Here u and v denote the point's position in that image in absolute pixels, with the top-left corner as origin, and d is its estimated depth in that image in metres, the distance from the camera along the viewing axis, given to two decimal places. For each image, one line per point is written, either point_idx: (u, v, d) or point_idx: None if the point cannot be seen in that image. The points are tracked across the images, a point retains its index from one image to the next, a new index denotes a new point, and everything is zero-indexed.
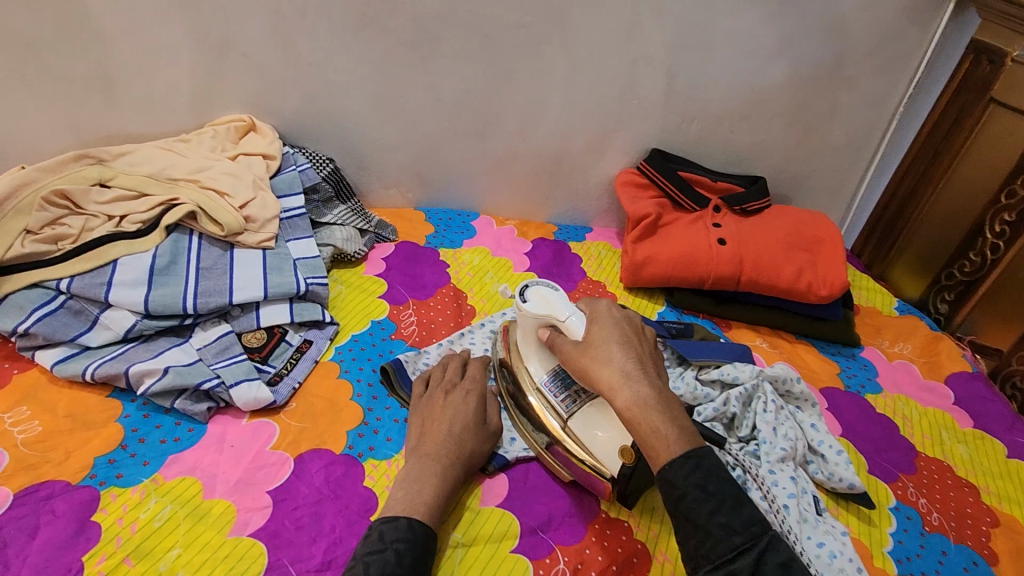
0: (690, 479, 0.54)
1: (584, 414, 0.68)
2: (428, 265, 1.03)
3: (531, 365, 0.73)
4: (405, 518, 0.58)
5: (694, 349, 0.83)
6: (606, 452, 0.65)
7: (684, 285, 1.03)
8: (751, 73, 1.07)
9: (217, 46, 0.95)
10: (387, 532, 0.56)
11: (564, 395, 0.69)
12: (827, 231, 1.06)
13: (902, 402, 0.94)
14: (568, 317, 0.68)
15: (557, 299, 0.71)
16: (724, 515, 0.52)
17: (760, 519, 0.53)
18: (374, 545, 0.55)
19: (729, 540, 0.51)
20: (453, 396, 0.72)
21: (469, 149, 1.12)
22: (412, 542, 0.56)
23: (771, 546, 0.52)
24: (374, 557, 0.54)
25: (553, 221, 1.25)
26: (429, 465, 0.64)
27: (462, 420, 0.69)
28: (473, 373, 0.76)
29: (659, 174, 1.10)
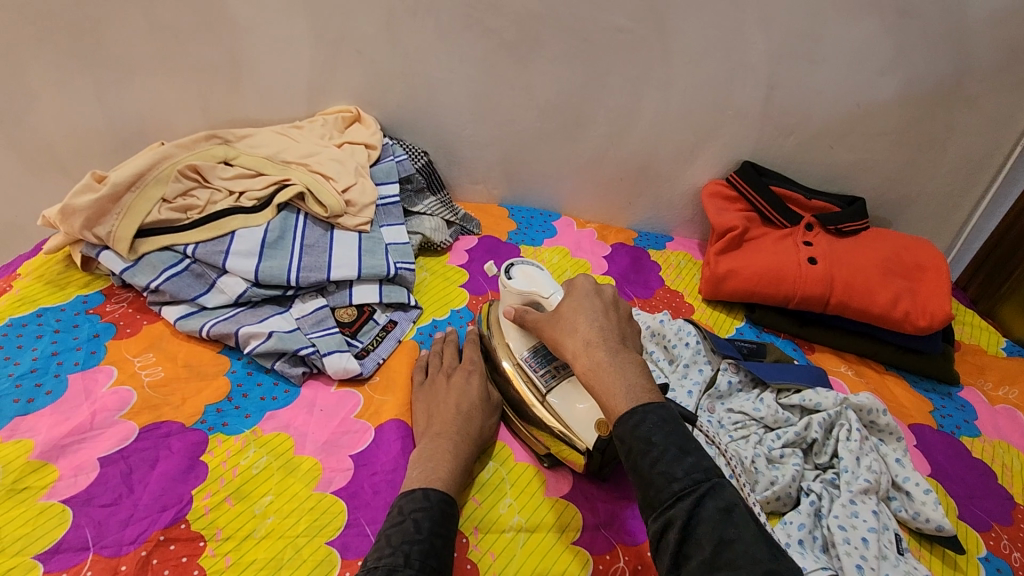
0: (637, 431, 0.52)
1: (560, 389, 0.70)
2: (509, 259, 1.06)
3: (514, 341, 0.76)
4: (421, 489, 0.60)
5: (772, 372, 0.81)
6: (582, 425, 0.68)
7: (767, 302, 1.00)
8: (859, 87, 1.03)
9: (334, 41, 1.03)
10: (405, 505, 0.58)
11: (543, 370, 0.72)
12: (930, 259, 0.99)
13: (1003, 449, 0.87)
14: (550, 293, 0.73)
15: (540, 277, 0.76)
16: (665, 463, 0.50)
17: (706, 467, 0.50)
18: (394, 518, 0.56)
19: (667, 487, 0.49)
20: (454, 378, 0.75)
21: (557, 149, 1.15)
22: (429, 510, 0.57)
23: (712, 493, 0.48)
24: (394, 529, 0.55)
25: (633, 227, 1.25)
26: (442, 442, 0.66)
27: (468, 400, 0.72)
28: (468, 356, 0.79)
29: (749, 187, 1.07)
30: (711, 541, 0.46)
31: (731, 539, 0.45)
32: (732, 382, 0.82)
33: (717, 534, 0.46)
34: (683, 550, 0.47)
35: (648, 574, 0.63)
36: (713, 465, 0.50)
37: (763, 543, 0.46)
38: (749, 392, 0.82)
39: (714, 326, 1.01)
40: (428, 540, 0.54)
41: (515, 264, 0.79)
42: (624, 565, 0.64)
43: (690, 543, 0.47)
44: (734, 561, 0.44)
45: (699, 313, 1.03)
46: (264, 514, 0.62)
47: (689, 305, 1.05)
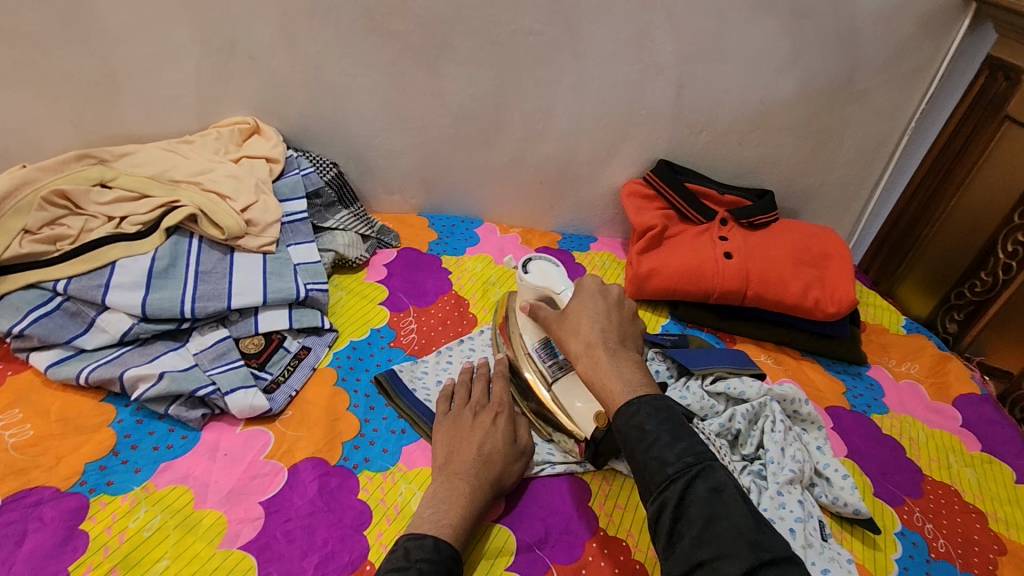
0: (632, 420, 0.55)
1: (566, 381, 0.73)
2: (430, 272, 1.02)
3: (526, 334, 0.78)
4: (431, 537, 0.57)
5: (694, 359, 0.84)
6: (582, 416, 0.70)
7: (689, 298, 1.01)
8: (762, 85, 1.06)
9: (224, 47, 0.94)
10: (412, 550, 0.55)
11: (551, 363, 0.75)
12: (836, 248, 1.03)
13: (909, 423, 0.92)
14: (563, 290, 0.75)
15: (556, 273, 0.78)
16: (658, 448, 0.53)
17: (696, 450, 0.53)
18: (398, 561, 0.54)
19: (661, 471, 0.52)
20: (481, 418, 0.71)
21: (475, 155, 1.12)
22: (436, 563, 0.54)
23: (702, 474, 0.51)
24: (397, 573, 0.52)
25: (557, 230, 1.24)
26: (458, 484, 0.63)
27: (492, 442, 0.67)
28: (499, 394, 0.74)
29: (665, 186, 1.09)
30: (701, 518, 0.48)
31: (720, 518, 0.48)
32: (660, 371, 0.84)
33: (706, 512, 0.49)
34: (676, 528, 0.49)
35: None
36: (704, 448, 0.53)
37: (751, 515, 0.49)
38: (677, 381, 0.84)
39: None
40: None
41: (532, 260, 0.80)
42: None
43: (683, 520, 0.49)
44: (723, 534, 0.47)
45: None
46: None
47: None
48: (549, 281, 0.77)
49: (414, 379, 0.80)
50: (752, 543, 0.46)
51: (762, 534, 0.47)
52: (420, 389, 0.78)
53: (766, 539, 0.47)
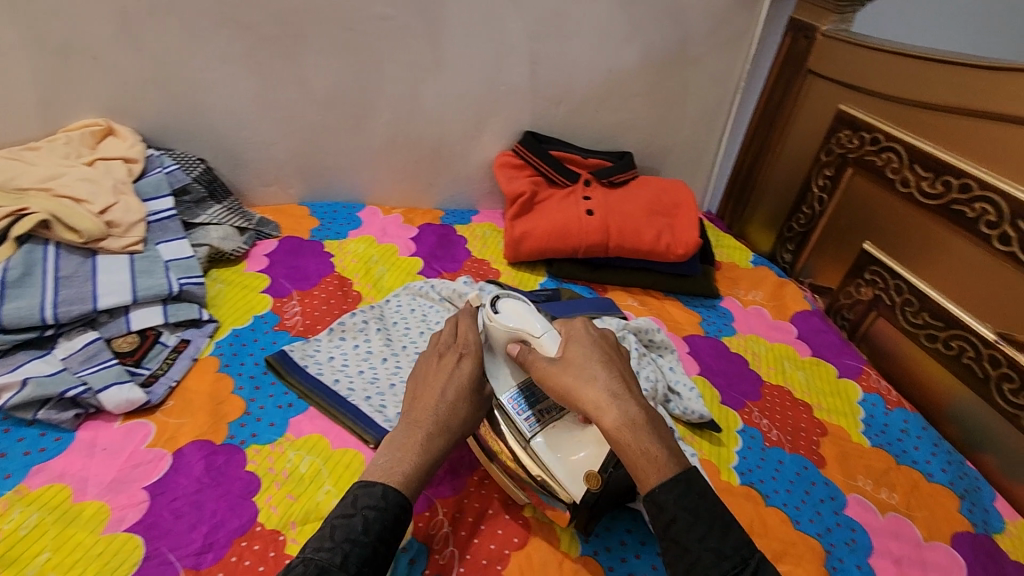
0: (680, 503, 0.54)
1: (548, 435, 0.67)
2: (312, 256, 1.04)
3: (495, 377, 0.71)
4: (381, 485, 0.58)
5: (566, 309, 0.94)
6: (570, 476, 0.65)
7: (560, 256, 1.10)
8: (607, 56, 1.16)
9: (62, 48, 0.92)
10: (360, 498, 0.56)
11: (529, 415, 0.68)
12: (684, 197, 1.16)
13: (752, 341, 1.07)
14: (542, 333, 0.67)
15: (529, 313, 0.70)
16: (712, 540, 0.52)
17: (748, 542, 0.53)
18: (346, 509, 0.55)
19: (718, 565, 0.51)
20: (447, 359, 0.69)
21: (348, 141, 1.14)
22: (383, 510, 0.56)
23: (758, 570, 0.52)
24: (342, 522, 0.54)
25: (439, 206, 1.29)
26: (416, 433, 0.63)
27: (458, 385, 0.67)
28: (466, 333, 0.71)
29: (532, 155, 1.17)
30: None
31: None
32: None
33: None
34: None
35: (466, 518, 0.69)
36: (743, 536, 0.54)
37: None
38: None
39: (518, 283, 1.09)
40: (372, 545, 0.53)
41: (500, 297, 0.73)
42: (443, 517, 0.69)
43: None
44: None
45: (504, 276, 1.10)
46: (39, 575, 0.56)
47: (496, 271, 1.11)
48: (524, 322, 0.69)
49: (306, 356, 0.83)
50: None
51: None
52: (312, 364, 0.82)
53: None
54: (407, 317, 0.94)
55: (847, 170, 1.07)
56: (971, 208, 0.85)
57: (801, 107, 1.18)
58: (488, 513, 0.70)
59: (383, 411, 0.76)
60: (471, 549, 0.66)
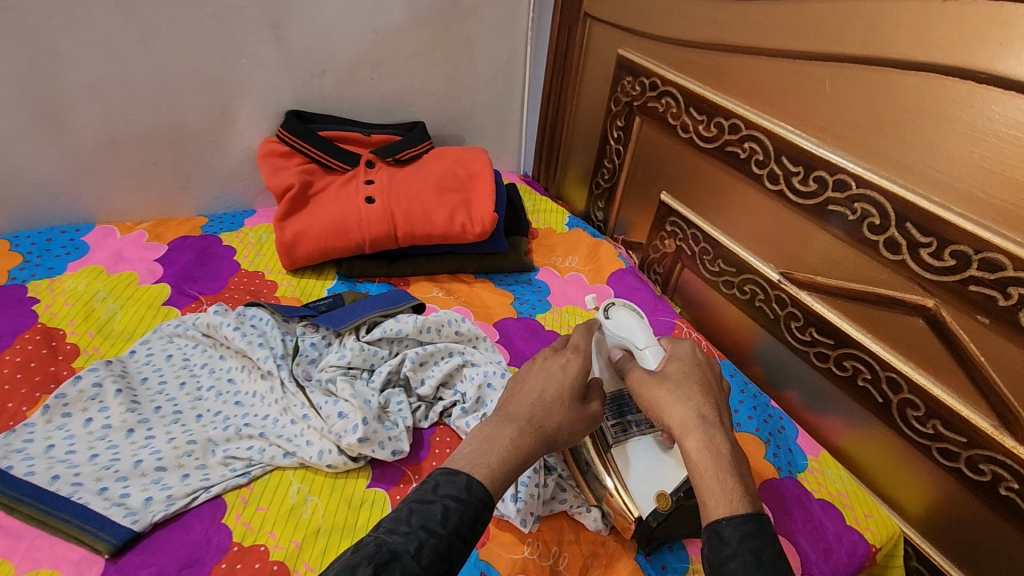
0: (744, 540, 0.46)
1: (631, 446, 0.66)
2: (6, 308, 0.80)
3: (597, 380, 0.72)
4: (466, 474, 0.49)
5: (344, 316, 0.80)
6: (644, 491, 0.63)
7: (348, 253, 0.96)
8: (367, 13, 1.00)
9: None
10: (443, 484, 0.47)
11: (615, 422, 0.68)
12: (481, 167, 1.05)
13: (568, 313, 1.00)
14: (647, 347, 0.67)
15: (641, 326, 0.71)
16: None
17: None
18: (426, 494, 0.47)
19: None
20: (552, 356, 0.62)
21: (46, 146, 0.90)
22: (464, 503, 0.46)
23: None
24: (420, 508, 0.46)
25: (205, 212, 1.07)
26: (508, 429, 0.53)
27: (560, 384, 0.58)
28: (575, 339, 0.64)
29: (299, 139, 0.99)
30: None
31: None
32: (315, 342, 0.79)
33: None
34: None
35: None
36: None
37: None
38: (331, 345, 0.80)
39: (302, 295, 0.93)
40: (448, 539, 0.44)
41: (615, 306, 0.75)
42: None
43: None
44: None
45: (282, 288, 0.93)
46: None
47: (271, 283, 0.94)
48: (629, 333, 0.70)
49: (8, 455, 0.63)
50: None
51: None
52: (18, 464, 0.63)
53: None
54: (162, 368, 0.76)
55: (635, 119, 1.02)
56: (743, 147, 0.82)
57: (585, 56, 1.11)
58: None
59: (123, 504, 0.61)
60: None
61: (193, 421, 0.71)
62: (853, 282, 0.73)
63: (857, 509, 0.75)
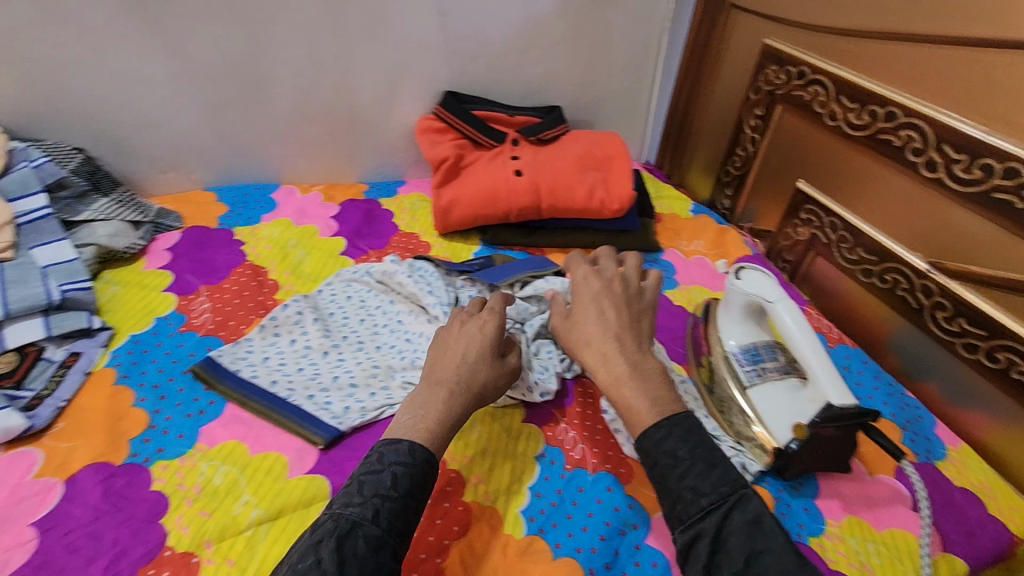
0: (662, 446, 0.59)
1: (766, 386, 0.78)
2: (221, 246, 0.95)
3: (731, 334, 0.85)
4: (407, 441, 0.58)
5: (500, 274, 0.89)
6: (780, 422, 0.74)
7: (494, 221, 1.05)
8: (521, 2, 1.08)
9: None
10: (386, 454, 0.57)
11: (750, 367, 0.80)
12: (617, 149, 1.11)
13: (696, 291, 1.05)
14: (777, 300, 0.78)
15: (771, 284, 0.81)
16: (693, 478, 0.56)
17: (731, 479, 0.57)
18: (373, 465, 0.56)
19: (696, 503, 0.55)
20: (470, 325, 0.69)
21: (247, 115, 1.04)
22: (411, 466, 0.56)
23: (738, 504, 0.55)
24: (369, 478, 0.54)
25: (364, 180, 1.20)
26: (438, 391, 0.62)
27: (476, 347, 0.66)
28: (490, 305, 0.72)
29: (455, 116, 1.10)
30: (743, 551, 0.52)
31: (762, 548, 0.52)
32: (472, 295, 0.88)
33: (747, 545, 0.52)
34: (714, 561, 0.53)
35: None
36: (722, 481, 0.56)
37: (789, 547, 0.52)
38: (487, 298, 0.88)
39: (451, 256, 1.03)
40: (402, 498, 0.53)
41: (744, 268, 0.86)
42: None
43: (722, 553, 0.53)
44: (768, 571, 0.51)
45: (436, 249, 1.04)
46: None
47: (426, 244, 1.05)
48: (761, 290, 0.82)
49: (236, 360, 0.76)
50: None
51: (804, 569, 0.51)
52: (244, 368, 0.75)
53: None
54: (344, 305, 0.88)
55: (776, 107, 1.04)
56: (898, 135, 0.83)
57: (726, 48, 1.15)
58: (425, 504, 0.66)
59: (328, 408, 0.72)
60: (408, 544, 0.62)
61: (374, 350, 0.82)
62: (1012, 272, 0.73)
63: (1001, 500, 0.75)
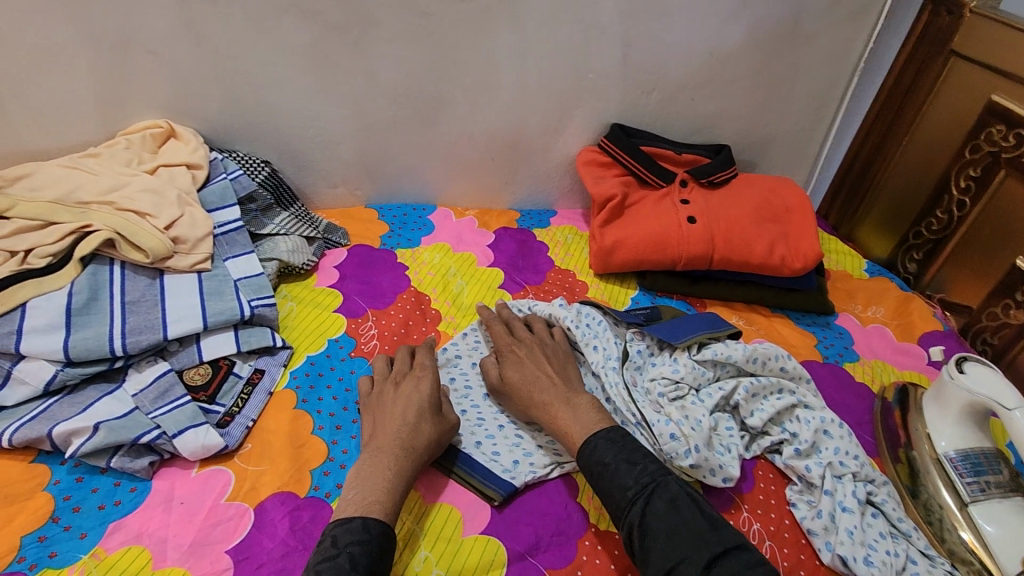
0: (593, 456, 0.62)
1: (990, 505, 0.69)
2: (385, 269, 0.96)
3: (943, 436, 0.76)
4: (359, 518, 0.56)
5: (676, 331, 0.82)
6: (1011, 551, 0.65)
7: (657, 268, 0.99)
8: (710, 37, 1.01)
9: (118, 44, 0.84)
10: (339, 536, 0.54)
11: (971, 479, 0.72)
12: (796, 200, 1.03)
13: (880, 367, 0.93)
14: (1016, 407, 0.67)
15: (1005, 385, 0.70)
16: (619, 476, 0.60)
17: (650, 470, 0.60)
18: (326, 552, 0.53)
19: (623, 495, 0.58)
20: (401, 386, 0.70)
21: (418, 137, 1.04)
22: (367, 543, 0.54)
23: (659, 490, 0.58)
24: (326, 567, 0.51)
25: (515, 207, 1.18)
26: (380, 458, 0.61)
27: (415, 407, 0.66)
28: (421, 359, 0.74)
29: (623, 151, 1.04)
30: (665, 531, 0.55)
31: (680, 525, 0.55)
32: (642, 351, 0.82)
33: (667, 523, 0.55)
34: (646, 547, 0.55)
35: None
36: (658, 467, 0.60)
37: (704, 516, 0.56)
38: (660, 357, 0.82)
39: (609, 300, 0.98)
40: None
41: (967, 360, 0.76)
42: None
43: (649, 537, 0.55)
44: (683, 540, 0.54)
45: (593, 290, 0.99)
46: None
47: (582, 283, 1.00)
48: (993, 390, 0.71)
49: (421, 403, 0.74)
50: (710, 540, 0.54)
51: (716, 532, 0.55)
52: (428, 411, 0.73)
53: (719, 537, 0.54)
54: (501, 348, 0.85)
55: (998, 171, 0.94)
56: None
57: (935, 101, 1.05)
58: None
59: (497, 460, 0.70)
60: None
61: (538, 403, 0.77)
62: None
63: None
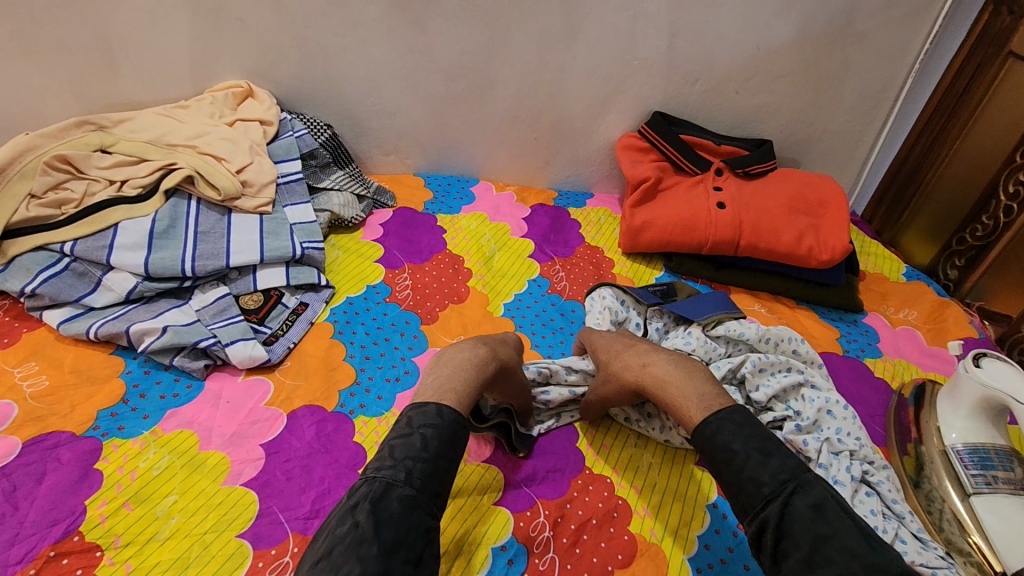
0: (717, 440, 0.56)
1: (994, 499, 0.68)
2: (426, 230, 1.03)
3: (953, 429, 0.75)
4: (434, 404, 0.57)
5: (693, 308, 0.85)
6: (1012, 544, 0.64)
7: (683, 250, 1.02)
8: (757, 31, 1.03)
9: (211, 12, 0.95)
10: (416, 418, 0.56)
11: (976, 472, 0.71)
12: (832, 195, 1.03)
13: (903, 366, 0.93)
14: None
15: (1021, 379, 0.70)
16: (751, 469, 0.53)
17: (790, 467, 0.53)
18: (402, 428, 0.54)
19: (758, 492, 0.52)
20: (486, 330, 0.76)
21: (467, 113, 1.11)
22: (439, 427, 0.55)
23: (800, 491, 0.51)
24: (400, 441, 0.53)
25: (554, 186, 1.24)
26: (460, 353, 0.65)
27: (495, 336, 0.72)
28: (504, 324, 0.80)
29: (661, 138, 1.07)
30: (807, 539, 0.48)
31: (828, 535, 0.48)
32: (659, 329, 0.87)
33: (812, 532, 0.49)
34: (780, 549, 0.50)
35: (567, 525, 0.65)
36: (798, 463, 0.53)
37: (860, 534, 0.48)
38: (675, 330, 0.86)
39: (634, 277, 1.02)
40: (434, 461, 0.52)
41: (984, 356, 0.75)
42: (544, 519, 0.65)
43: (787, 541, 0.49)
44: (832, 555, 0.47)
45: (619, 267, 1.04)
46: (167, 515, 0.59)
47: (610, 260, 1.05)
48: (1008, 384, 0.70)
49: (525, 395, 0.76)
50: (869, 564, 0.46)
51: (877, 554, 0.47)
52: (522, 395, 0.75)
53: (880, 559, 0.46)
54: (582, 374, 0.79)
55: None
56: None
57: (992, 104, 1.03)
58: (591, 523, 0.65)
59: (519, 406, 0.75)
60: (572, 560, 0.62)
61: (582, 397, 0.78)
62: None
63: None
